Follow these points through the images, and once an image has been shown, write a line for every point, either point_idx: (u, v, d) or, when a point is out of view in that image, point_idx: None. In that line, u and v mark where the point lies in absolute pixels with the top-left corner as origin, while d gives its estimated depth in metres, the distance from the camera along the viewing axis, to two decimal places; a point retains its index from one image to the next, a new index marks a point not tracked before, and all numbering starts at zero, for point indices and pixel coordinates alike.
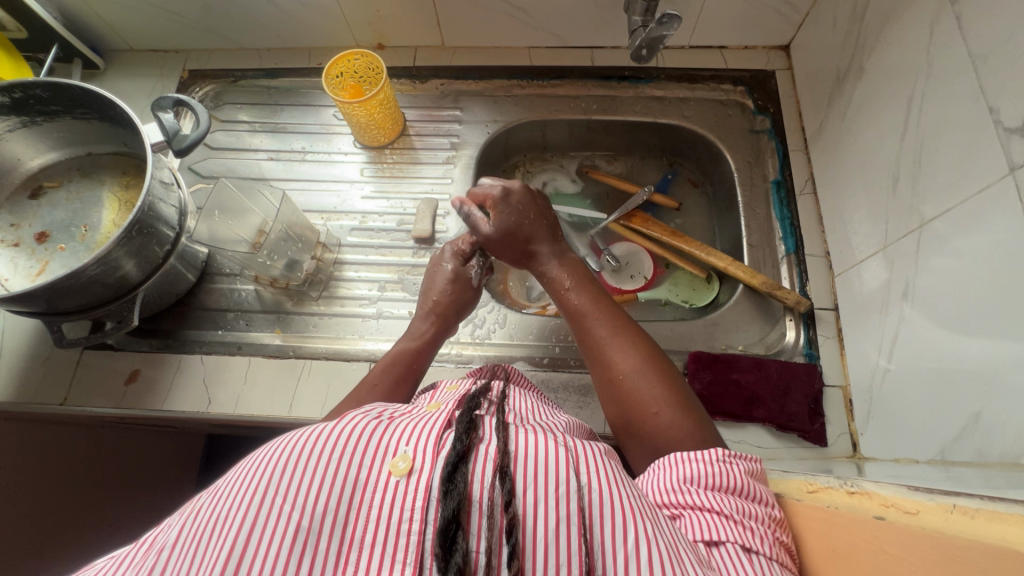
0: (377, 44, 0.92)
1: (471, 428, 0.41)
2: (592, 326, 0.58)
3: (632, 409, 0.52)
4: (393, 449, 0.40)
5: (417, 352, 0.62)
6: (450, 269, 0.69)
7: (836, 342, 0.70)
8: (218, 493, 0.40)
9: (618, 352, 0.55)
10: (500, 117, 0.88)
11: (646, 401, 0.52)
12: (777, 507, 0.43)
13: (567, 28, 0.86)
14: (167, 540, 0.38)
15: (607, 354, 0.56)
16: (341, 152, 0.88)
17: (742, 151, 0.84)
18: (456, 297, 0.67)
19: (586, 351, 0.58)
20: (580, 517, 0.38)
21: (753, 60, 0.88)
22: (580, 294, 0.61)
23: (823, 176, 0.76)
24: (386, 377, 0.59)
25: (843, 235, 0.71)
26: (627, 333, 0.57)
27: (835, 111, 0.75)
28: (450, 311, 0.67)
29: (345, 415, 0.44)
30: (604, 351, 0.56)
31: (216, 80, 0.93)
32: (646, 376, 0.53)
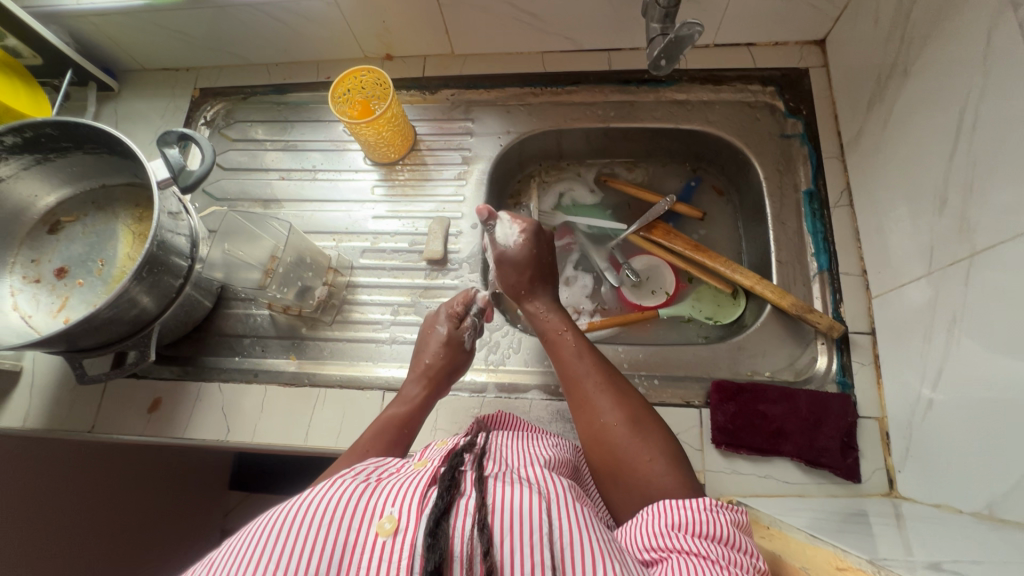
0: (385, 54, 0.89)
1: (453, 484, 0.41)
2: (581, 375, 0.59)
3: (620, 455, 0.53)
4: (379, 511, 0.39)
5: (408, 418, 0.61)
6: (445, 333, 0.68)
7: (872, 369, 0.65)
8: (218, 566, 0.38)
9: (610, 403, 0.56)
10: (513, 129, 0.85)
11: (635, 450, 0.53)
12: (760, 560, 0.42)
13: (582, 31, 0.81)
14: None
15: (595, 401, 0.57)
16: (352, 169, 0.86)
17: (771, 158, 0.78)
18: (451, 361, 0.66)
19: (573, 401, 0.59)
20: (554, 562, 0.37)
21: (784, 57, 0.82)
22: (572, 347, 0.61)
23: (861, 187, 0.71)
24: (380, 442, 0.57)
25: (882, 253, 0.66)
26: (620, 385, 0.58)
27: (874, 116, 0.69)
28: (439, 379, 0.65)
29: (333, 479, 0.43)
30: (597, 401, 0.57)
31: (227, 97, 0.92)
32: (637, 426, 0.54)
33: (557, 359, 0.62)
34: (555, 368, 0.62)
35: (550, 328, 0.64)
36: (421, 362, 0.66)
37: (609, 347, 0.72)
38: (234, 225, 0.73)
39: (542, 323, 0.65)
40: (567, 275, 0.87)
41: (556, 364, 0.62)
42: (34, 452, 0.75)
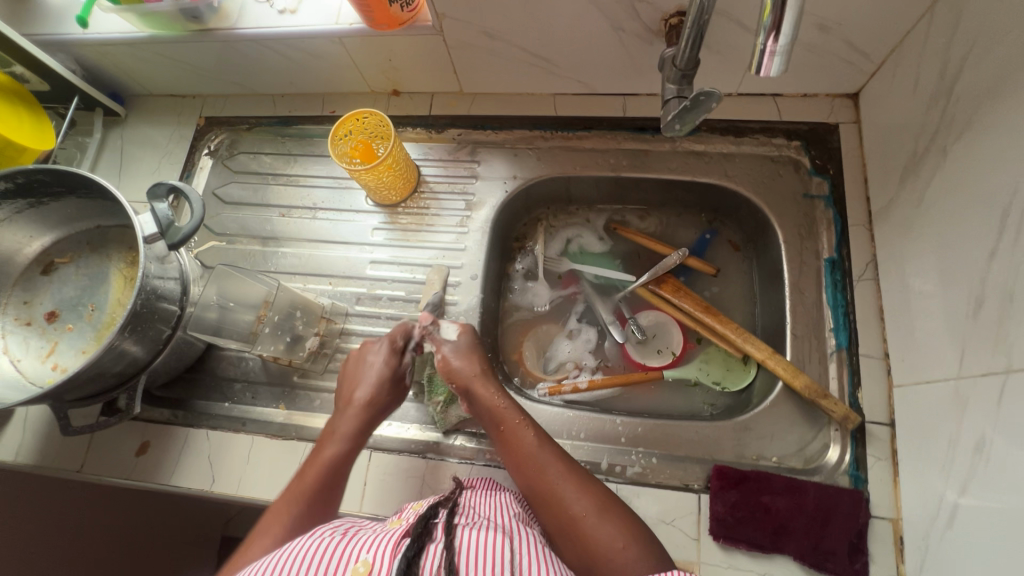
0: (392, 90, 0.86)
1: (426, 530, 0.43)
2: (540, 466, 0.56)
3: (593, 549, 0.50)
4: (354, 557, 0.41)
5: (334, 467, 0.58)
6: (380, 364, 0.66)
7: (888, 465, 0.61)
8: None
9: (575, 490, 0.54)
10: (520, 174, 0.81)
11: (606, 537, 0.50)
12: None
13: (596, 76, 0.77)
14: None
15: (559, 490, 0.54)
16: (353, 209, 0.84)
17: (792, 220, 0.73)
18: (385, 393, 0.65)
19: (536, 494, 0.55)
20: None
21: (812, 111, 0.77)
22: (527, 438, 0.58)
23: (888, 263, 0.66)
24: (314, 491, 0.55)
25: (908, 341, 0.61)
26: (578, 472, 0.56)
27: (907, 190, 0.63)
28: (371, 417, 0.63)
29: (312, 534, 0.45)
30: (561, 491, 0.54)
31: (232, 127, 0.91)
32: (605, 512, 0.52)
33: (511, 450, 0.58)
34: (513, 466, 0.58)
35: (501, 419, 0.60)
36: (357, 402, 0.64)
37: (607, 418, 0.69)
38: (228, 275, 0.72)
39: (493, 414, 0.61)
40: (570, 327, 0.84)
41: (510, 454, 0.58)
42: (19, 485, 0.75)
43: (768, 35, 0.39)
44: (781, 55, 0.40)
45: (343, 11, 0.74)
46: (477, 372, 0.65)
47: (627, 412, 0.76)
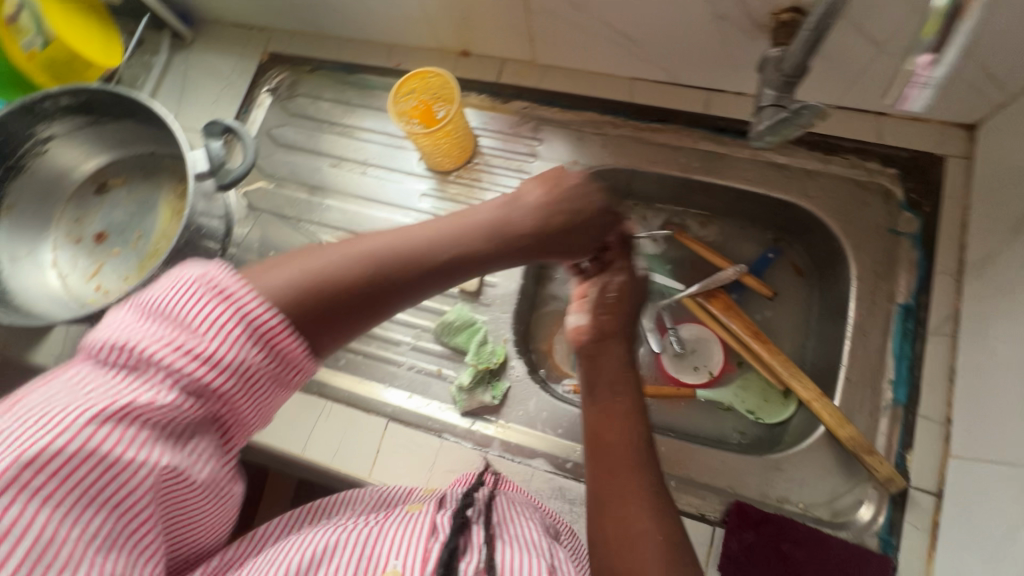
0: (462, 50, 0.81)
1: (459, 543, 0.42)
2: (626, 460, 0.48)
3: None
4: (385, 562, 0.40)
5: (397, 268, 0.46)
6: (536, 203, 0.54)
7: (925, 536, 0.57)
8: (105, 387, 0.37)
9: (650, 506, 0.46)
10: (581, 159, 0.76)
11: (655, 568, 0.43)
12: None
13: (683, 65, 0.70)
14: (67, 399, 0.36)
15: (632, 497, 0.46)
16: (404, 170, 0.82)
17: (870, 255, 0.67)
18: (534, 237, 0.53)
19: (608, 488, 0.48)
20: None
21: (918, 138, 0.69)
22: (631, 425, 0.50)
23: (972, 322, 0.59)
24: (373, 274, 0.44)
25: (977, 412, 0.56)
26: (660, 485, 0.48)
27: (1015, 246, 0.56)
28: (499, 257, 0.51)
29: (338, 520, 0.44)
30: (634, 497, 0.46)
31: (294, 67, 0.88)
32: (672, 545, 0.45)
33: (607, 426, 0.50)
34: (596, 437, 0.50)
35: (614, 385, 0.52)
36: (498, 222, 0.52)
37: None
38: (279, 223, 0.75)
39: (606, 378, 0.53)
40: None
41: (604, 431, 0.50)
42: None
43: None
44: (927, 90, 0.47)
45: None
46: (614, 332, 0.55)
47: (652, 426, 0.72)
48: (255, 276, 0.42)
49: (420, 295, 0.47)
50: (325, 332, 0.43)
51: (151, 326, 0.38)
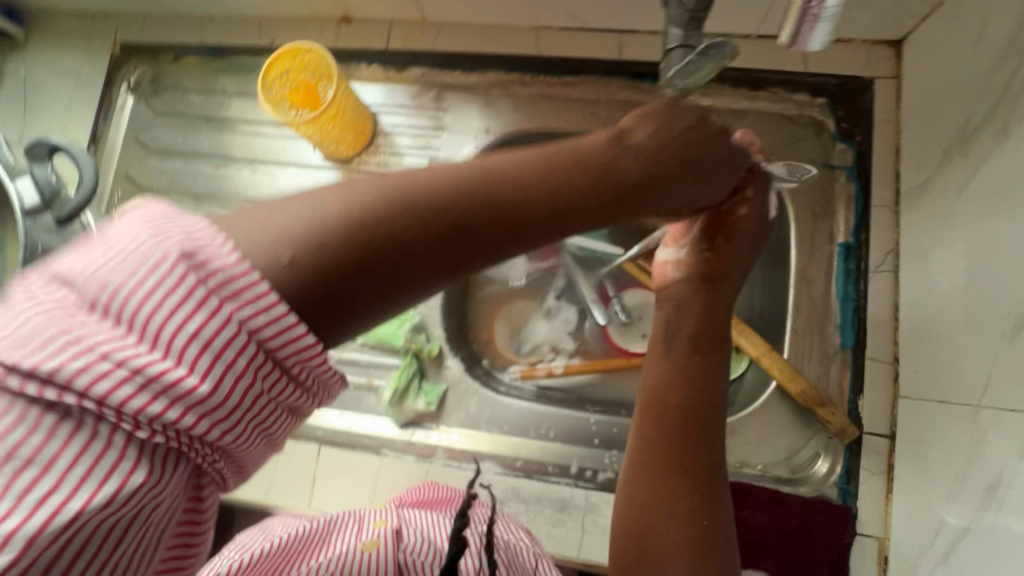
0: (342, 15, 0.71)
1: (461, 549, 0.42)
2: (671, 423, 0.44)
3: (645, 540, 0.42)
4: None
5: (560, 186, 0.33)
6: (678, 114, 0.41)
7: (883, 480, 0.55)
8: (77, 332, 0.21)
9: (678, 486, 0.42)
10: (495, 127, 0.69)
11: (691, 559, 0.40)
12: None
13: (588, 7, 0.63)
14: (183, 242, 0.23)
15: (669, 469, 0.43)
16: (303, 163, 0.72)
17: (806, 195, 0.63)
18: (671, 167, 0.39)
19: (646, 447, 0.44)
20: None
21: (845, 60, 0.63)
22: (686, 384, 0.45)
23: (912, 255, 0.57)
24: (453, 191, 0.29)
25: (921, 349, 0.54)
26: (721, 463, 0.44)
27: (950, 172, 0.53)
28: (654, 184, 0.37)
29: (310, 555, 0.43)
30: (686, 477, 0.42)
31: (153, 58, 0.76)
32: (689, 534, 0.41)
33: (661, 384, 0.46)
34: (665, 389, 0.46)
35: (697, 342, 0.47)
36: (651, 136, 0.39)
37: (580, 416, 0.63)
38: None
39: (688, 333, 0.48)
40: (548, 306, 0.75)
41: (652, 380, 0.47)
42: None
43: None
44: (829, 20, 0.37)
45: None
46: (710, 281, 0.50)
47: (607, 403, 0.69)
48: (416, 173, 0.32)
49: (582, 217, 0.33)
50: (360, 301, 0.26)
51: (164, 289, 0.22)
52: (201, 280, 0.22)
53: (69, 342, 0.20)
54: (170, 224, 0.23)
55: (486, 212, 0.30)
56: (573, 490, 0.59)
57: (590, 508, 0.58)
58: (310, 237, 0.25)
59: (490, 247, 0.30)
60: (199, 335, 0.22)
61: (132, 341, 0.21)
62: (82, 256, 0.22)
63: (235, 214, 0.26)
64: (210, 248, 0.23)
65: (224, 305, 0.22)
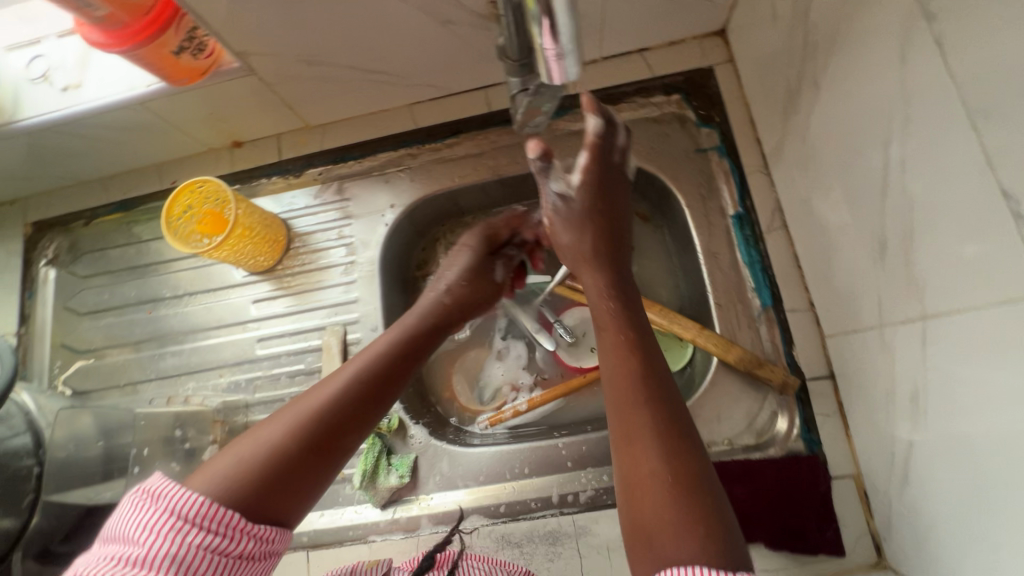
0: (232, 141, 0.76)
1: None
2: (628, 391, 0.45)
3: (642, 517, 0.39)
4: None
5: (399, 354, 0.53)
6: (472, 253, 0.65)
7: (838, 419, 0.58)
8: (124, 541, 0.37)
9: (655, 447, 0.41)
10: (398, 201, 0.73)
11: (674, 512, 0.38)
12: None
13: (446, 76, 0.69)
14: (151, 497, 0.38)
15: (637, 438, 0.42)
16: (229, 284, 0.75)
17: (689, 180, 0.68)
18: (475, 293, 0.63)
19: (615, 428, 0.44)
20: None
21: (683, 59, 0.70)
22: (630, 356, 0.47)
23: (791, 208, 0.62)
24: (308, 418, 0.44)
25: (826, 289, 0.57)
26: (671, 407, 0.44)
27: (792, 129, 0.58)
28: (429, 341, 0.57)
29: None
30: (639, 439, 0.42)
31: (66, 228, 0.79)
32: (680, 490, 0.39)
33: (606, 362, 0.48)
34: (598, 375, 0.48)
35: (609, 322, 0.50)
36: (430, 299, 0.60)
37: (549, 444, 0.64)
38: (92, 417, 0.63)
39: (599, 315, 0.52)
40: (498, 347, 0.78)
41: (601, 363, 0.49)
42: None
43: (546, 35, 0.33)
44: (571, 55, 0.34)
45: (135, 73, 0.63)
46: (585, 254, 0.56)
47: (575, 424, 0.70)
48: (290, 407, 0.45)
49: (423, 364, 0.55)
50: (273, 503, 0.40)
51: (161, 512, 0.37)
52: (163, 503, 0.37)
53: (117, 548, 0.37)
54: (152, 485, 0.39)
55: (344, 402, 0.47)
56: (560, 519, 0.59)
57: (580, 530, 0.58)
58: (238, 486, 0.40)
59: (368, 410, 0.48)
60: (185, 530, 0.37)
61: (133, 545, 0.36)
62: (112, 517, 0.39)
63: (191, 478, 0.41)
64: (167, 491, 0.38)
65: (173, 517, 0.37)
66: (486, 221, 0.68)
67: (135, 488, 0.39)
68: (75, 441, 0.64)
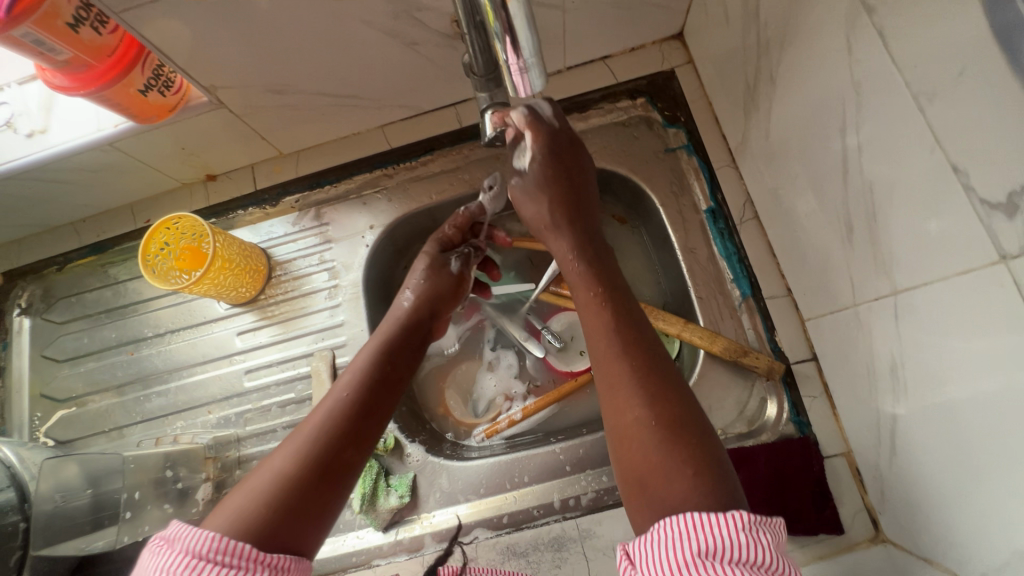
0: (206, 175, 0.76)
1: None
2: (610, 349, 0.49)
3: (633, 467, 0.42)
4: None
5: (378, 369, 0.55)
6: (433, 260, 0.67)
7: (825, 400, 0.59)
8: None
9: (639, 395, 0.44)
10: (377, 222, 0.73)
11: (661, 453, 0.41)
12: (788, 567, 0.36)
13: (415, 96, 0.70)
14: (173, 542, 0.38)
15: (622, 392, 0.45)
16: (212, 318, 0.74)
17: (661, 179, 0.70)
18: (442, 290, 0.65)
19: (603, 388, 0.47)
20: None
21: (644, 63, 0.73)
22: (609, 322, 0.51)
23: (761, 199, 0.64)
24: (300, 448, 0.46)
25: (801, 274, 0.59)
26: (649, 358, 0.47)
27: (754, 123, 0.61)
28: (411, 354, 0.59)
29: None
30: (625, 390, 0.45)
31: (40, 275, 0.78)
32: (667, 430, 0.42)
33: (589, 333, 0.52)
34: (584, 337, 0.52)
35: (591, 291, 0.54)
36: (399, 314, 0.62)
37: (546, 450, 0.64)
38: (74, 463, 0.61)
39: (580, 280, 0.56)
40: (488, 358, 0.78)
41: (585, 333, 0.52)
42: None
43: (509, 52, 0.34)
44: (535, 67, 0.35)
45: (101, 114, 0.63)
46: (550, 225, 0.61)
47: (570, 429, 0.70)
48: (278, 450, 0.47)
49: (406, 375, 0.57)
50: (289, 532, 0.42)
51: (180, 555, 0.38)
52: (178, 545, 0.38)
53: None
54: (169, 531, 0.40)
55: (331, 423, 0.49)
56: (564, 525, 0.59)
57: (585, 534, 0.58)
58: (248, 519, 0.41)
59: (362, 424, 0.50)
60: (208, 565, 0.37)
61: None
62: (139, 569, 0.39)
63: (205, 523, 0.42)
64: (181, 534, 0.39)
65: (189, 557, 0.37)
66: (438, 233, 0.70)
67: (151, 544, 0.40)
68: (61, 491, 0.60)
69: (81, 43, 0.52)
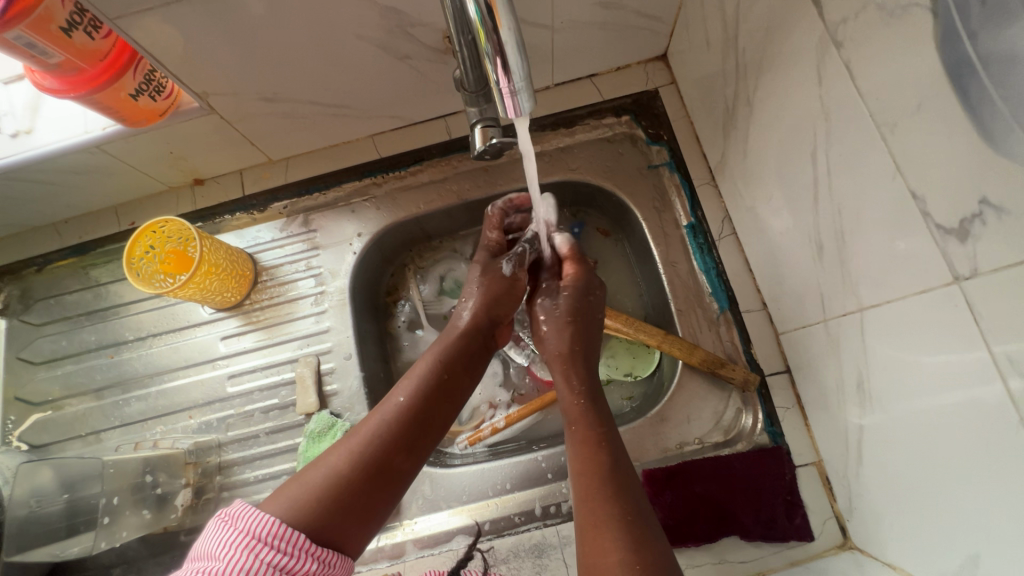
0: (193, 179, 0.76)
1: None
2: (596, 482, 0.50)
3: None
4: None
5: (440, 377, 0.55)
6: (489, 264, 0.65)
7: (797, 411, 0.61)
8: (209, 558, 0.39)
9: (619, 536, 0.45)
10: (365, 229, 0.74)
11: None
12: None
13: (405, 107, 0.71)
14: (230, 523, 0.41)
15: (603, 529, 0.46)
16: (196, 323, 0.74)
17: (645, 195, 0.72)
18: (500, 295, 0.63)
19: (584, 517, 0.48)
20: None
21: (629, 82, 0.75)
22: (603, 452, 0.52)
23: (738, 216, 0.66)
24: (357, 456, 0.48)
25: (775, 289, 0.62)
26: (633, 501, 0.48)
27: (733, 144, 0.63)
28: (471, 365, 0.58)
29: None
30: (605, 529, 0.46)
31: (18, 275, 0.77)
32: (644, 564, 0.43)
33: (575, 458, 0.53)
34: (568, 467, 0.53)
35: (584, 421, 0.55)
36: (457, 327, 0.61)
37: (528, 458, 0.65)
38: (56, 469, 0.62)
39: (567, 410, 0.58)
40: None
41: (571, 459, 0.53)
42: None
43: (500, 74, 0.36)
44: (524, 91, 0.37)
45: (90, 117, 0.62)
46: (561, 366, 0.60)
47: (553, 437, 0.71)
48: (341, 442, 0.49)
49: (467, 385, 0.57)
50: (341, 537, 0.44)
51: (236, 537, 0.40)
52: (240, 524, 0.41)
53: (202, 564, 0.39)
54: (231, 509, 0.42)
55: (389, 432, 0.50)
56: (545, 531, 0.60)
57: (565, 540, 0.60)
58: (305, 517, 0.43)
59: (418, 435, 0.51)
60: (266, 554, 0.39)
61: (215, 560, 0.38)
62: (198, 541, 0.41)
63: (262, 505, 0.45)
64: (244, 513, 0.41)
65: (249, 537, 0.40)
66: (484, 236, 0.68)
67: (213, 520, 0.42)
68: (37, 496, 0.60)
69: (75, 47, 0.52)
